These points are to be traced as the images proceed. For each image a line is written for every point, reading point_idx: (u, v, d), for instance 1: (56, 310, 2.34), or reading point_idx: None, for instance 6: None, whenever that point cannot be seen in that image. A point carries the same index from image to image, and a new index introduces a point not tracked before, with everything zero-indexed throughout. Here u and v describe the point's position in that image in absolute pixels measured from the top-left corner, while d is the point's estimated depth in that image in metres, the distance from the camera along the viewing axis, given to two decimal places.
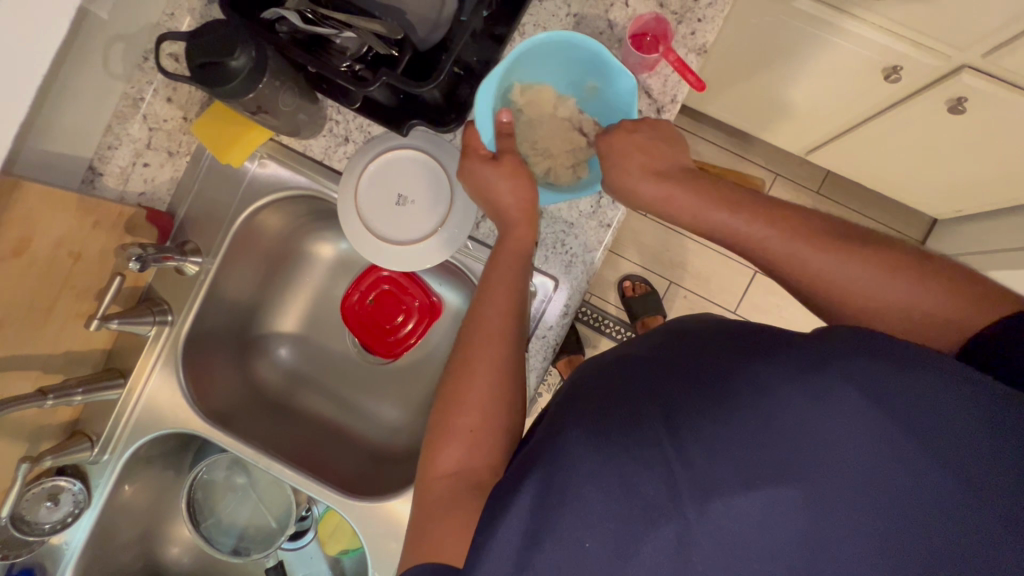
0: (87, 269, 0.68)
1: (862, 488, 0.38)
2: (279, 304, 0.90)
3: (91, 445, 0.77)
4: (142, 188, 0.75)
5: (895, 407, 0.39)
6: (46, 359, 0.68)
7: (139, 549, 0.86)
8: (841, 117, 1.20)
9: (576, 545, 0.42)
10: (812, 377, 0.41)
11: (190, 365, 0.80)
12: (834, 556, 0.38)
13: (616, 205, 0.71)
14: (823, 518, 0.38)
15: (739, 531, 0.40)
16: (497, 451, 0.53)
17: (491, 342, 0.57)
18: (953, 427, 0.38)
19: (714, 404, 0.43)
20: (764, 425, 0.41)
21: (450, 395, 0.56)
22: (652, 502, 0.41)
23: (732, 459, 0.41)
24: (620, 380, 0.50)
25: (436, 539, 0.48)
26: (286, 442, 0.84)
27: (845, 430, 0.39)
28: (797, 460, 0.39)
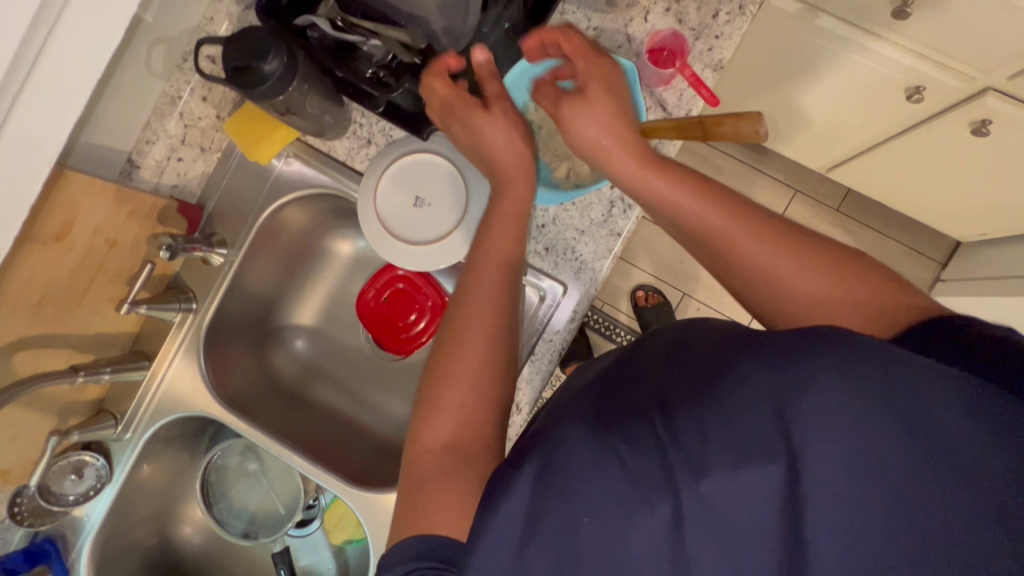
0: (120, 256, 0.72)
1: (858, 479, 0.38)
2: (298, 296, 0.93)
3: (115, 423, 0.81)
4: (174, 181, 0.79)
5: (892, 395, 0.38)
6: (78, 339, 0.72)
7: (154, 526, 0.90)
8: (861, 136, 1.20)
9: (574, 526, 0.43)
10: (796, 362, 0.41)
11: (210, 352, 0.83)
12: (834, 548, 0.37)
13: (626, 214, 0.72)
14: (811, 503, 0.38)
15: (727, 511, 0.40)
16: (489, 427, 0.55)
17: (483, 305, 0.60)
18: (950, 414, 0.38)
19: (709, 400, 0.44)
20: (756, 418, 0.41)
21: (441, 359, 0.58)
22: (647, 486, 0.43)
23: (721, 442, 0.42)
24: (622, 392, 0.53)
25: (428, 513, 0.48)
26: (300, 429, 0.88)
27: (839, 419, 0.39)
28: (789, 448, 0.40)
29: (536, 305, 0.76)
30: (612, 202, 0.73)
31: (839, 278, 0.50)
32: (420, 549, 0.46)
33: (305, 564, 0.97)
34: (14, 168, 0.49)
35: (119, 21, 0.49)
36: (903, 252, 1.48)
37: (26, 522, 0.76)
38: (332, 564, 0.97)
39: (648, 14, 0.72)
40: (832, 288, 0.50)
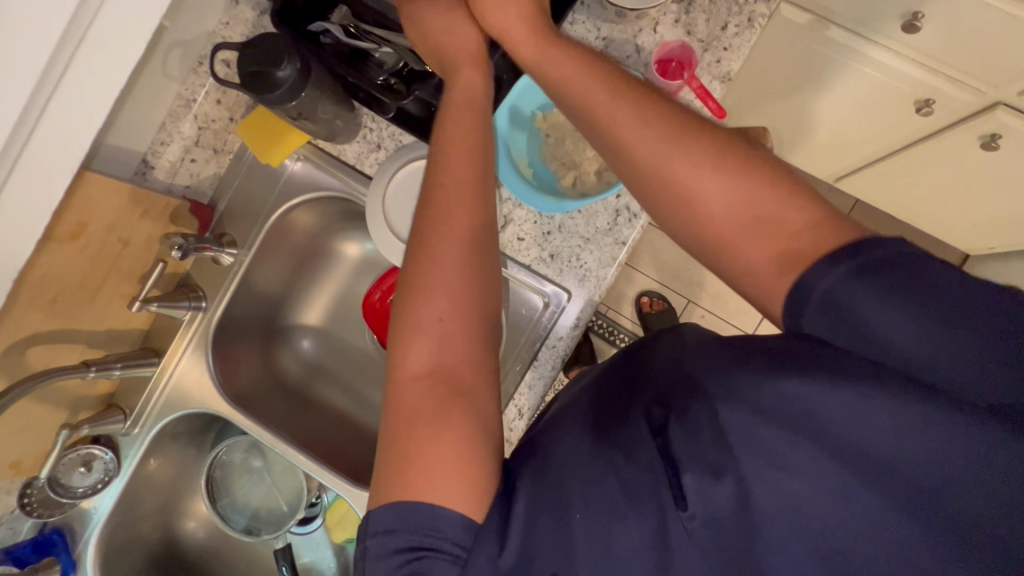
0: (132, 254, 0.73)
1: (807, 491, 0.40)
2: (305, 297, 0.95)
3: (124, 418, 0.83)
4: (187, 182, 0.80)
5: (846, 413, 0.38)
6: (90, 335, 0.74)
7: (159, 520, 0.91)
8: (870, 147, 1.20)
9: (566, 517, 0.45)
10: (766, 383, 0.40)
11: (219, 350, 0.85)
12: (782, 552, 0.40)
13: (631, 222, 0.73)
14: (784, 515, 0.40)
15: (706, 523, 0.42)
16: (472, 339, 0.52)
17: (455, 207, 0.55)
18: (903, 429, 0.37)
19: (680, 416, 0.45)
20: (717, 438, 0.42)
21: (413, 270, 0.53)
22: (631, 495, 0.44)
23: (695, 457, 0.43)
24: (614, 403, 0.54)
25: (425, 470, 0.45)
26: (304, 427, 0.89)
27: (787, 437, 0.40)
28: (760, 467, 0.41)
29: (541, 310, 0.77)
30: (618, 210, 0.73)
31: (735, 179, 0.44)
32: (410, 516, 0.44)
33: (307, 561, 0.99)
34: (41, 170, 0.51)
35: (143, 29, 0.50)
36: None
37: (35, 513, 0.77)
38: (333, 562, 0.98)
39: (657, 24, 0.73)
40: (749, 207, 0.43)
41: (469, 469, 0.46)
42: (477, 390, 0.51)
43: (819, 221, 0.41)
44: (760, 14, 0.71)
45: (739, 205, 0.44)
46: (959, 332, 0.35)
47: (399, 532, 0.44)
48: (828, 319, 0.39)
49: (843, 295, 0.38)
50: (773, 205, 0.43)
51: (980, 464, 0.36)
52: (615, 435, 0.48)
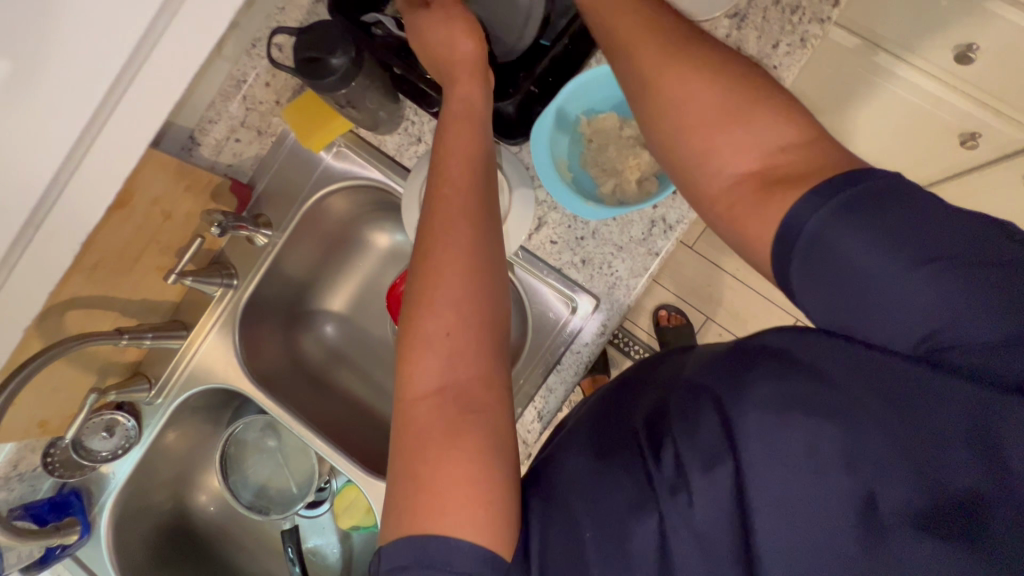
0: (173, 227, 0.74)
1: (801, 479, 0.40)
2: (331, 284, 0.96)
3: (149, 387, 0.84)
4: (230, 161, 0.82)
5: (817, 388, 0.41)
6: (124, 304, 0.75)
7: (172, 491, 0.93)
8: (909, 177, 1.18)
9: (575, 534, 0.45)
10: (776, 378, 0.42)
11: (244, 328, 0.86)
12: (786, 550, 0.39)
13: (666, 234, 0.73)
14: (786, 517, 0.40)
15: (706, 519, 0.42)
16: (480, 353, 0.50)
17: (456, 217, 0.54)
18: (881, 403, 0.38)
19: (676, 417, 0.46)
20: (712, 431, 0.43)
21: (438, 253, 0.53)
22: (636, 500, 0.45)
23: (694, 445, 0.43)
24: (618, 414, 0.54)
25: (434, 507, 0.43)
26: (316, 409, 0.90)
27: (772, 423, 0.41)
28: (757, 460, 0.41)
29: (567, 318, 0.77)
30: (653, 221, 0.73)
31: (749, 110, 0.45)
32: (428, 548, 0.42)
33: (312, 545, 1.00)
34: (118, 143, 0.49)
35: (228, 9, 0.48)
36: None
37: (57, 473, 0.79)
38: (337, 548, 0.99)
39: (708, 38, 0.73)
40: (760, 141, 0.44)
41: (478, 490, 0.44)
42: (489, 406, 0.48)
43: (807, 145, 0.44)
44: (814, 35, 0.71)
45: (745, 137, 0.45)
46: (943, 271, 0.37)
47: (413, 570, 0.42)
48: (825, 270, 0.40)
49: (835, 237, 0.39)
50: (781, 132, 0.44)
51: (967, 427, 0.36)
52: (620, 445, 0.49)
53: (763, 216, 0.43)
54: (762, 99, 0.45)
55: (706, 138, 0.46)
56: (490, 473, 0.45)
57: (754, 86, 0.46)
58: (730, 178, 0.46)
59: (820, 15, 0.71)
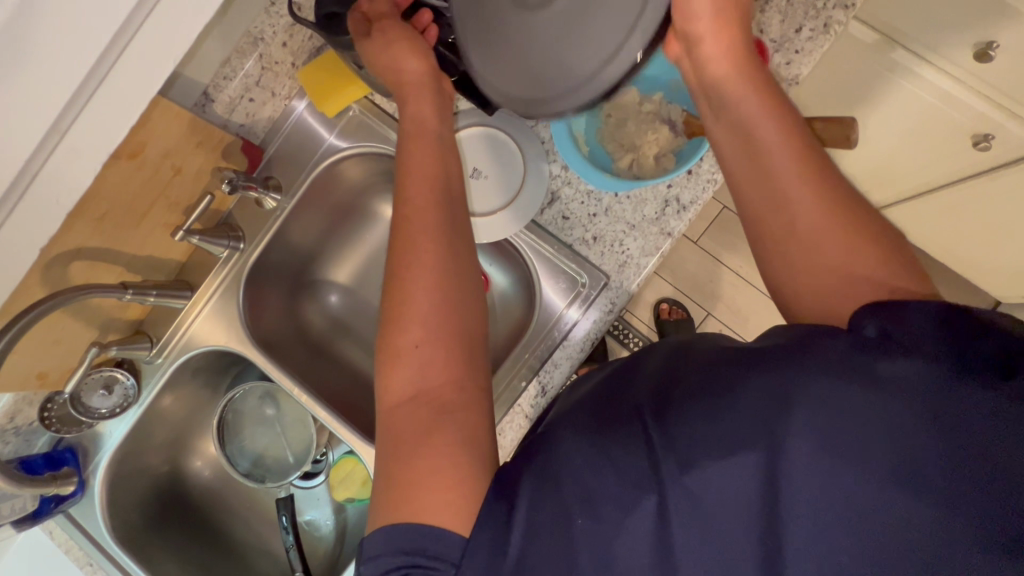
0: (182, 184, 0.73)
1: (844, 486, 0.36)
2: (337, 255, 0.95)
3: (149, 346, 0.83)
4: (243, 121, 0.80)
5: (876, 390, 0.36)
6: (129, 259, 0.74)
7: (168, 453, 0.92)
8: (917, 179, 1.20)
9: (568, 524, 0.41)
10: (809, 364, 0.38)
11: (248, 291, 0.85)
12: (816, 559, 0.37)
13: (679, 215, 0.73)
14: (805, 514, 0.37)
15: (715, 505, 0.39)
16: (451, 362, 0.50)
17: (422, 239, 0.55)
18: (937, 410, 0.35)
19: (690, 403, 0.42)
20: (738, 421, 0.40)
21: (420, 256, 0.54)
22: (634, 482, 0.42)
23: (710, 431, 0.40)
24: (617, 393, 0.50)
25: (416, 484, 0.44)
26: (319, 380, 0.90)
27: (820, 423, 0.37)
28: (778, 446, 0.38)
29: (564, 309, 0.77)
30: (666, 201, 0.73)
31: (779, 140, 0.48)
32: (401, 537, 0.42)
33: (306, 517, 1.00)
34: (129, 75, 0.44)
35: None
36: None
37: (54, 429, 0.79)
38: (330, 521, 0.99)
39: None
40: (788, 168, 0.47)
41: (453, 477, 0.44)
42: (461, 408, 0.48)
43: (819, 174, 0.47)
44: (837, 22, 0.71)
45: (778, 160, 0.47)
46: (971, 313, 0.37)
47: (387, 558, 0.42)
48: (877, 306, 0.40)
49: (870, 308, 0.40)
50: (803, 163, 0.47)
51: (1007, 437, 0.34)
52: (624, 426, 0.45)
53: (807, 223, 0.45)
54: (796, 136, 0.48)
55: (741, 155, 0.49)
56: (466, 465, 0.45)
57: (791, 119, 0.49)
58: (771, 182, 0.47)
59: (845, 1, 0.70)
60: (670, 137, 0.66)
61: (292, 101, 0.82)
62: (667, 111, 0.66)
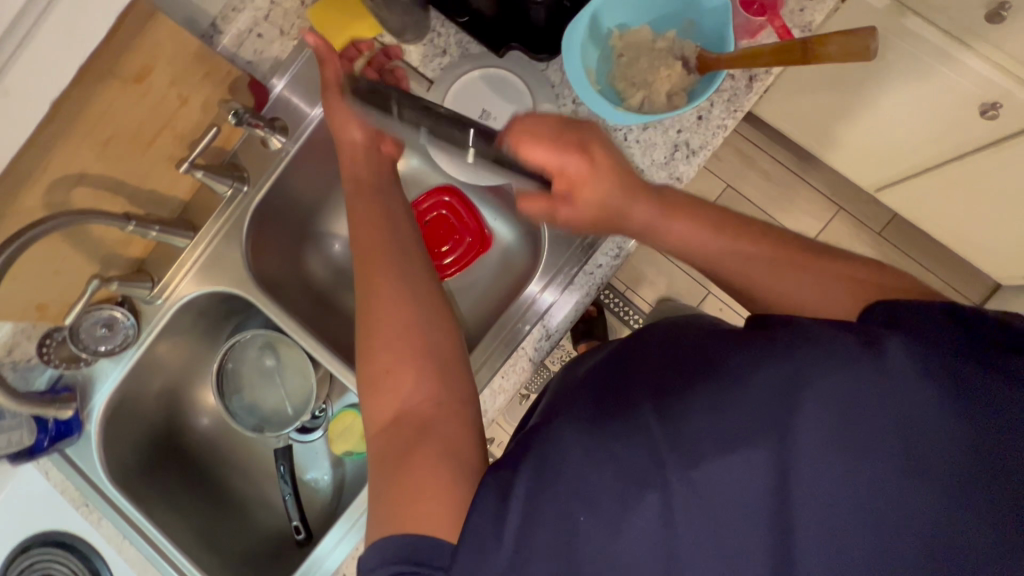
0: (188, 117, 0.72)
1: (840, 474, 0.41)
2: (340, 206, 0.94)
3: (151, 285, 0.81)
4: (250, 57, 0.80)
5: (868, 385, 0.42)
6: (132, 192, 0.73)
7: (166, 401, 0.92)
8: (923, 154, 1.20)
9: (569, 521, 0.46)
10: (804, 364, 0.43)
11: (253, 234, 0.84)
12: (815, 542, 0.41)
13: (689, 160, 0.72)
14: (804, 500, 0.42)
15: (719, 495, 0.43)
16: (426, 381, 0.58)
17: (384, 289, 0.63)
18: (920, 402, 0.41)
19: (688, 401, 0.46)
20: (742, 411, 0.44)
21: (385, 303, 0.62)
22: (636, 477, 0.45)
23: (717, 428, 0.44)
24: (618, 386, 0.53)
25: (414, 493, 0.50)
26: (324, 330, 0.91)
27: (821, 414, 0.42)
28: (778, 440, 0.43)
29: (537, 294, 0.77)
30: (677, 145, 0.73)
31: (701, 230, 0.58)
32: (391, 550, 0.48)
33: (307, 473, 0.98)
34: None
35: None
36: (937, 285, 1.53)
37: (54, 363, 0.78)
38: (328, 475, 0.98)
39: None
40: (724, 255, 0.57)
41: (440, 485, 0.50)
42: (439, 425, 0.55)
43: (733, 236, 0.58)
44: None
45: (704, 241, 0.58)
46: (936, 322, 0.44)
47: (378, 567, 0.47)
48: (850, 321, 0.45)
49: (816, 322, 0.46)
50: (718, 238, 0.58)
51: (972, 422, 0.41)
52: (626, 419, 0.48)
53: (762, 280, 0.56)
54: (714, 216, 0.59)
55: (685, 251, 0.60)
56: (447, 472, 0.52)
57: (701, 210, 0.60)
58: (712, 256, 0.58)
59: None
60: (682, 74, 0.65)
61: (276, 75, 0.80)
62: (681, 46, 0.65)
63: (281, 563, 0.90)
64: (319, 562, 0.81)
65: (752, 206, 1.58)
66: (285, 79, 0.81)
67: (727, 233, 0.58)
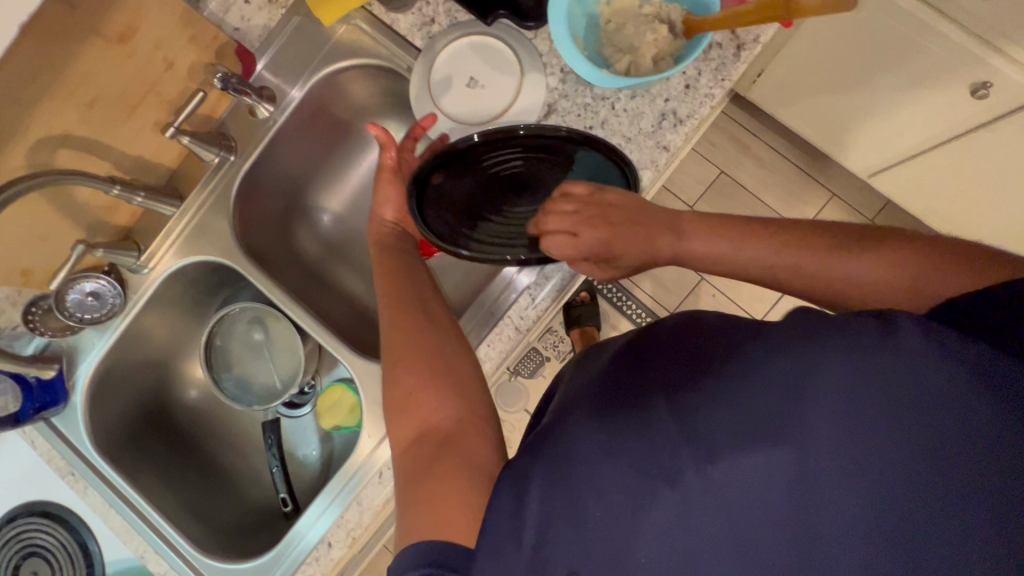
0: (174, 82, 0.72)
1: (866, 468, 0.39)
2: (330, 180, 0.95)
3: (138, 254, 0.81)
4: (237, 25, 0.80)
5: (886, 370, 0.40)
6: (119, 157, 0.73)
7: (155, 372, 0.92)
8: (900, 146, 1.16)
9: (580, 512, 0.45)
10: (816, 355, 0.41)
11: (241, 204, 0.84)
12: (846, 543, 0.39)
13: (676, 129, 0.72)
14: (830, 499, 0.39)
15: (737, 494, 0.41)
16: (461, 397, 0.59)
17: (409, 322, 0.64)
18: (940, 386, 0.39)
19: (700, 399, 0.45)
20: (757, 404, 0.42)
21: (411, 332, 0.63)
22: (653, 474, 0.44)
23: (731, 423, 0.42)
24: (623, 383, 0.52)
25: (442, 494, 0.50)
26: (313, 302, 0.90)
27: (841, 403, 0.40)
28: (798, 436, 0.40)
29: (514, 275, 0.77)
30: (664, 114, 0.72)
31: (745, 244, 0.58)
32: (422, 554, 0.48)
33: (296, 447, 0.99)
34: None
35: None
36: None
37: (39, 331, 0.78)
38: (317, 450, 0.98)
39: None
40: (774, 265, 0.57)
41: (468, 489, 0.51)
42: (468, 441, 0.56)
43: (777, 243, 0.57)
44: None
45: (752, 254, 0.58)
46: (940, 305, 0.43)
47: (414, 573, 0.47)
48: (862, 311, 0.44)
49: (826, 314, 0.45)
50: (763, 247, 0.57)
51: (992, 405, 0.39)
52: (636, 416, 0.47)
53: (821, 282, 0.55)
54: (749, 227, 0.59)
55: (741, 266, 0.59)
56: (475, 479, 0.52)
57: (738, 224, 0.59)
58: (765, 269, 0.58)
59: None
60: (669, 39, 0.65)
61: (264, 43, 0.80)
62: (667, 11, 0.65)
63: (268, 533, 0.89)
64: (302, 535, 0.78)
65: (746, 192, 1.58)
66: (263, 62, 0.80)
67: (772, 238, 0.57)
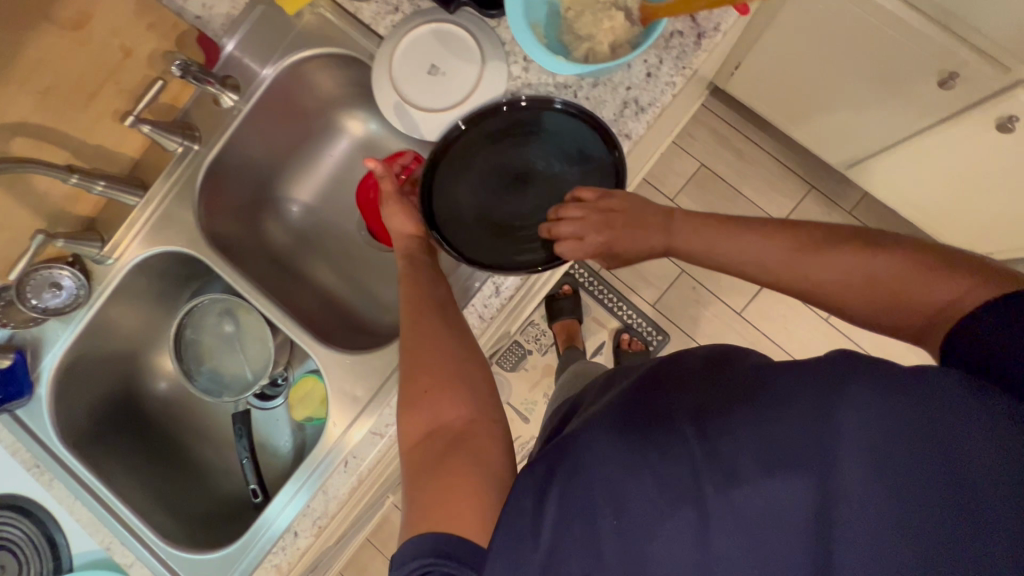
0: (132, 70, 0.72)
1: (889, 499, 0.40)
2: (302, 170, 0.95)
3: (101, 244, 0.80)
4: (199, 12, 0.79)
5: (914, 409, 0.41)
6: (77, 146, 0.72)
7: (123, 363, 0.91)
8: (874, 139, 1.17)
9: (590, 518, 0.48)
10: (844, 386, 0.43)
11: (206, 193, 0.83)
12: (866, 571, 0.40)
13: (638, 117, 0.72)
14: (851, 528, 0.41)
15: (757, 516, 0.44)
16: (472, 403, 0.58)
17: (428, 329, 0.63)
18: (972, 427, 0.40)
19: (726, 422, 0.47)
20: (781, 430, 0.44)
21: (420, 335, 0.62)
22: (673, 492, 0.47)
23: (757, 447, 0.45)
24: (647, 401, 0.54)
25: (441, 492, 0.51)
26: (281, 294, 0.90)
27: (868, 435, 0.42)
28: (821, 463, 0.43)
29: None
30: (626, 102, 0.72)
31: (733, 242, 0.60)
32: (423, 545, 0.48)
33: (267, 436, 0.98)
34: None
35: None
36: None
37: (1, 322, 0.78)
38: (289, 440, 0.98)
39: None
40: (762, 262, 0.58)
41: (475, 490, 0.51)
42: (483, 448, 0.55)
43: (764, 235, 0.58)
44: None
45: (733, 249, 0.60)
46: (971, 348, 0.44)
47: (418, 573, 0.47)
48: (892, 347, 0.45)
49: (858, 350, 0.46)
50: (748, 241, 0.59)
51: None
52: (662, 433, 0.50)
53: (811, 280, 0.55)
54: (751, 225, 0.60)
55: (727, 261, 0.60)
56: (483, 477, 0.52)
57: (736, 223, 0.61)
58: (749, 264, 0.59)
59: None
60: (624, 26, 0.65)
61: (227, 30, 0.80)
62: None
63: (240, 522, 0.90)
64: (270, 523, 0.79)
65: (726, 184, 1.59)
66: (234, 41, 0.79)
67: (759, 234, 0.58)
